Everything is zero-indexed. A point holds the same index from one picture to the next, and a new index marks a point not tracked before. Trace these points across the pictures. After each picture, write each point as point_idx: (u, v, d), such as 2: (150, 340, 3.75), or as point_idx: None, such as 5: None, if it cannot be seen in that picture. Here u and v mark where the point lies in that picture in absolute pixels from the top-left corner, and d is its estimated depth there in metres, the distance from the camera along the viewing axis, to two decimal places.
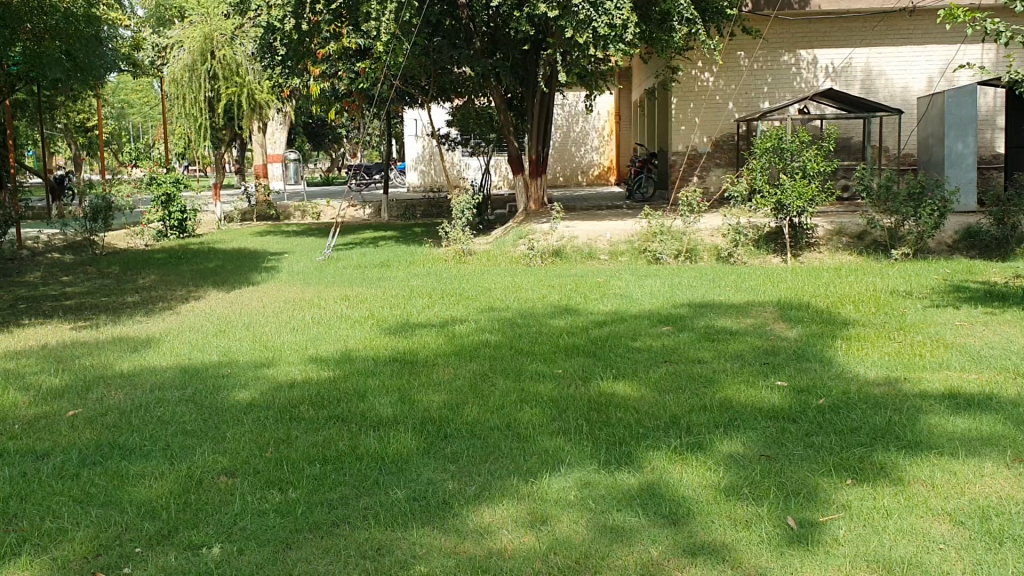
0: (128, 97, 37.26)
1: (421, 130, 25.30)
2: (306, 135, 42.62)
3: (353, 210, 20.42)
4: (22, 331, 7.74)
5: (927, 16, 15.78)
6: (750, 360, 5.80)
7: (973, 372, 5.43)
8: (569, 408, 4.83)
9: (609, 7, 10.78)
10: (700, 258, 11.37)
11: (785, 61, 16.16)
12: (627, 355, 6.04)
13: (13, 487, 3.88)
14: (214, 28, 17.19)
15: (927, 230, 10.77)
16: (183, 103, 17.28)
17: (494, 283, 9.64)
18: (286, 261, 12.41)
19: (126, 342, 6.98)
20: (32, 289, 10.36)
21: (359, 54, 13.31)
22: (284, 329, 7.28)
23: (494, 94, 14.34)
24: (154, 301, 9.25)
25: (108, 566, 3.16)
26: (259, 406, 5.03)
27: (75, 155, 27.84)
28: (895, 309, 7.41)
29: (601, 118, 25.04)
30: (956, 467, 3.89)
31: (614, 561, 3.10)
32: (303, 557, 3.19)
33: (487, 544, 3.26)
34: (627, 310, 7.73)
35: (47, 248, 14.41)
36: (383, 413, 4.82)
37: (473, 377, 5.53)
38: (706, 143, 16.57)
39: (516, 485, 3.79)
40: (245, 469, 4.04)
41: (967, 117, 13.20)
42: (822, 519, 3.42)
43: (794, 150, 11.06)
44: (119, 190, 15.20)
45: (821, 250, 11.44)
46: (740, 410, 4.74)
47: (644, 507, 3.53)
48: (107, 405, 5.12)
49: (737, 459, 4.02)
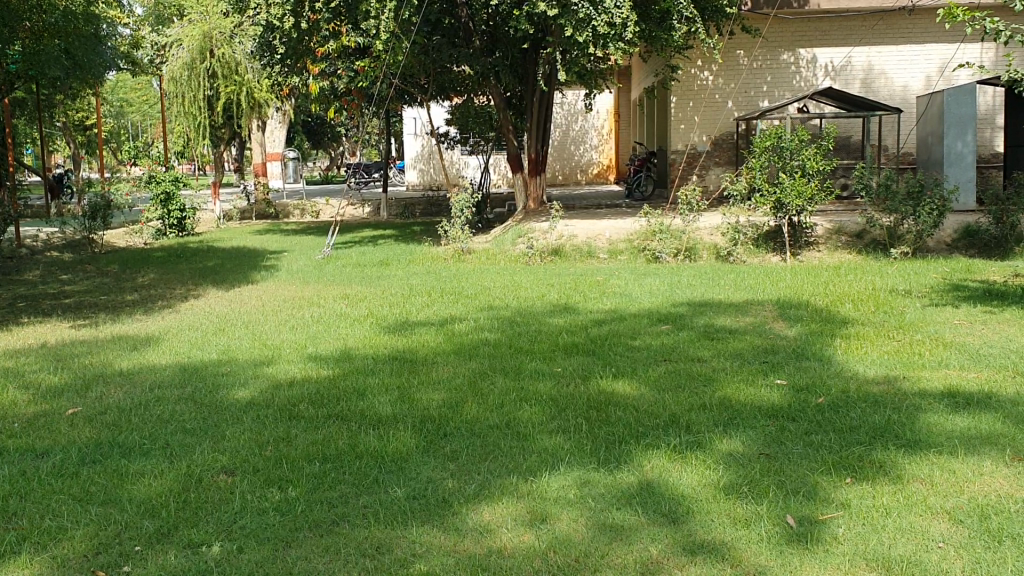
0: (128, 95, 37.30)
1: (420, 129, 25.31)
2: (306, 133, 42.61)
3: (352, 208, 20.41)
4: (21, 329, 7.72)
5: (926, 15, 15.79)
6: (749, 360, 5.79)
7: (972, 371, 5.42)
8: (569, 407, 4.83)
9: (608, 6, 10.77)
10: (699, 257, 11.37)
11: (785, 60, 16.18)
12: (626, 354, 6.03)
13: (11, 486, 3.87)
14: (213, 27, 17.15)
15: (927, 229, 10.79)
16: (182, 102, 17.28)
17: (493, 281, 9.63)
18: (286, 260, 12.41)
19: (126, 341, 6.96)
20: (30, 288, 10.36)
21: (358, 52, 13.38)
22: (283, 328, 7.27)
23: (494, 93, 14.34)
24: (154, 300, 9.24)
25: (108, 564, 3.16)
26: (259, 405, 5.02)
27: (75, 153, 27.86)
28: (895, 308, 7.40)
29: (600, 117, 25.04)
30: (955, 465, 3.90)
31: (614, 560, 3.11)
32: (303, 556, 3.19)
33: (487, 543, 3.26)
34: (626, 309, 7.72)
35: (46, 246, 14.43)
36: (382, 412, 4.82)
37: (472, 376, 5.52)
38: (705, 142, 16.57)
39: (516, 484, 3.79)
40: (245, 467, 4.04)
41: (967, 116, 13.21)
42: (821, 517, 3.42)
43: (794, 149, 11.06)
44: (118, 188, 15.13)
45: (821, 248, 11.45)
46: (740, 409, 4.74)
47: (644, 506, 3.53)
48: (106, 403, 5.13)
49: (736, 458, 4.02)
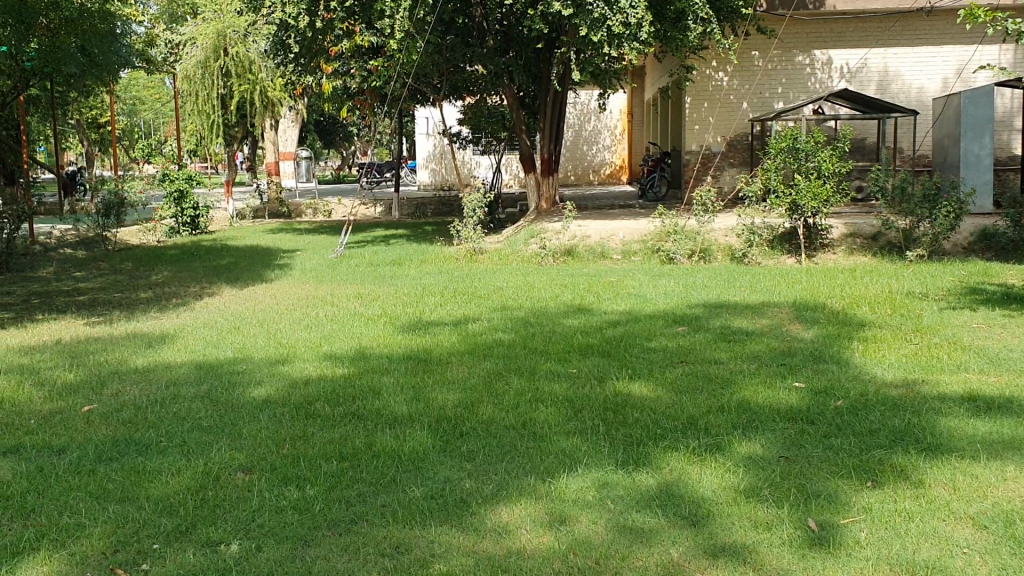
0: (141, 93, 37.26)
1: (432, 129, 25.34)
2: (318, 132, 42.68)
3: (365, 207, 20.44)
4: (38, 326, 7.75)
5: (945, 16, 15.68)
6: (767, 361, 5.77)
7: (992, 374, 5.40)
8: (585, 408, 4.81)
9: (624, 5, 10.71)
10: (714, 258, 11.31)
11: (800, 61, 16.11)
12: (643, 354, 6.02)
13: (29, 483, 3.88)
14: (227, 25, 17.06)
15: (943, 231, 10.68)
16: (196, 100, 17.30)
17: (507, 282, 9.57)
18: (300, 258, 12.44)
19: (142, 338, 6.99)
20: (47, 285, 10.38)
21: (372, 50, 13.49)
22: (298, 327, 7.26)
23: (507, 93, 14.32)
24: (167, 297, 9.25)
25: (126, 562, 3.16)
26: (274, 403, 5.02)
27: (88, 152, 28.02)
28: (912, 310, 7.39)
29: (614, 117, 25.05)
30: (979, 470, 3.86)
31: (635, 562, 3.09)
32: (322, 554, 3.17)
33: (506, 543, 3.24)
34: (641, 310, 7.68)
35: (59, 241, 14.47)
36: (398, 411, 4.81)
37: (487, 377, 5.49)
38: (719, 143, 16.54)
39: (533, 484, 3.78)
40: (262, 465, 4.03)
41: (984, 118, 13.10)
42: (843, 521, 3.39)
43: (810, 150, 10.96)
44: (132, 185, 15.19)
45: (836, 250, 11.42)
46: (758, 411, 4.72)
47: (664, 508, 3.51)
48: (122, 401, 5.12)
49: (757, 461, 4.00)
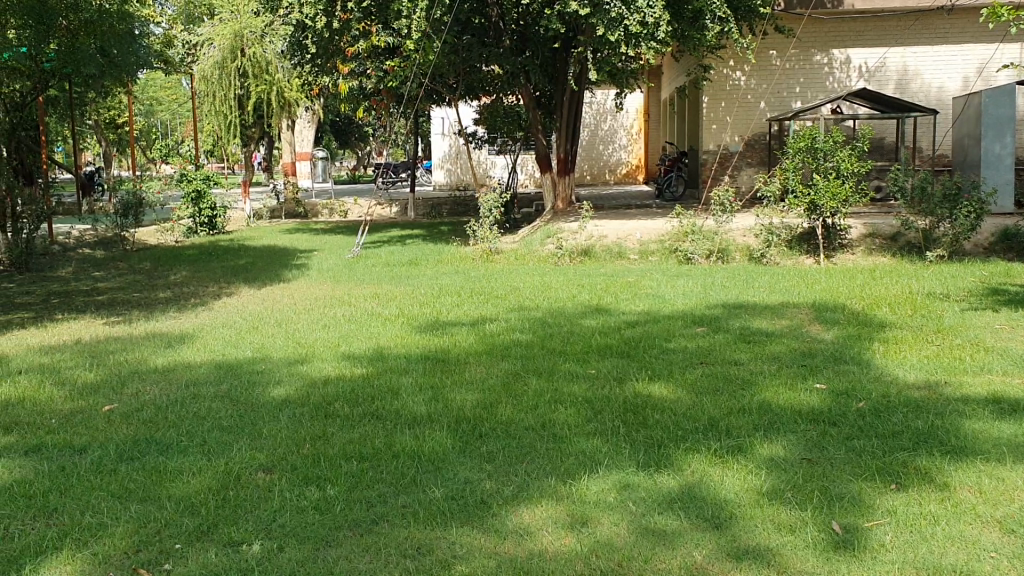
0: (158, 93, 37.50)
1: (448, 129, 25.35)
2: (334, 132, 42.82)
3: (381, 208, 20.49)
4: (58, 326, 7.80)
5: (965, 15, 15.55)
6: (788, 362, 5.74)
7: (1016, 376, 5.34)
8: (605, 409, 4.79)
9: (641, 5, 10.69)
10: (732, 258, 11.27)
11: (818, 61, 16.03)
12: (662, 355, 5.99)
13: (52, 482, 3.90)
14: (244, 26, 17.09)
15: (964, 231, 10.56)
16: (213, 101, 17.39)
17: (525, 282, 9.56)
18: (317, 258, 12.48)
19: (162, 338, 7.02)
20: (67, 285, 10.45)
21: (389, 50, 13.21)
22: (317, 327, 7.28)
23: (523, 93, 14.31)
24: (186, 297, 9.30)
25: (149, 561, 3.17)
26: (294, 403, 5.03)
27: (107, 153, 28.22)
28: (933, 310, 7.33)
29: (630, 116, 24.99)
30: (1005, 473, 3.81)
31: (658, 564, 3.06)
32: (343, 555, 3.17)
33: (527, 545, 3.23)
34: (659, 310, 7.66)
35: (78, 241, 14.56)
36: (417, 412, 4.80)
37: (506, 377, 5.48)
38: (737, 142, 16.40)
39: (553, 485, 3.76)
40: (282, 465, 4.04)
41: (1005, 117, 12.98)
42: (867, 524, 3.36)
43: (828, 150, 10.90)
44: (150, 185, 15.28)
45: (856, 250, 11.34)
46: (780, 412, 4.68)
47: (686, 510, 3.48)
48: (143, 400, 5.14)
49: (779, 462, 3.97)
